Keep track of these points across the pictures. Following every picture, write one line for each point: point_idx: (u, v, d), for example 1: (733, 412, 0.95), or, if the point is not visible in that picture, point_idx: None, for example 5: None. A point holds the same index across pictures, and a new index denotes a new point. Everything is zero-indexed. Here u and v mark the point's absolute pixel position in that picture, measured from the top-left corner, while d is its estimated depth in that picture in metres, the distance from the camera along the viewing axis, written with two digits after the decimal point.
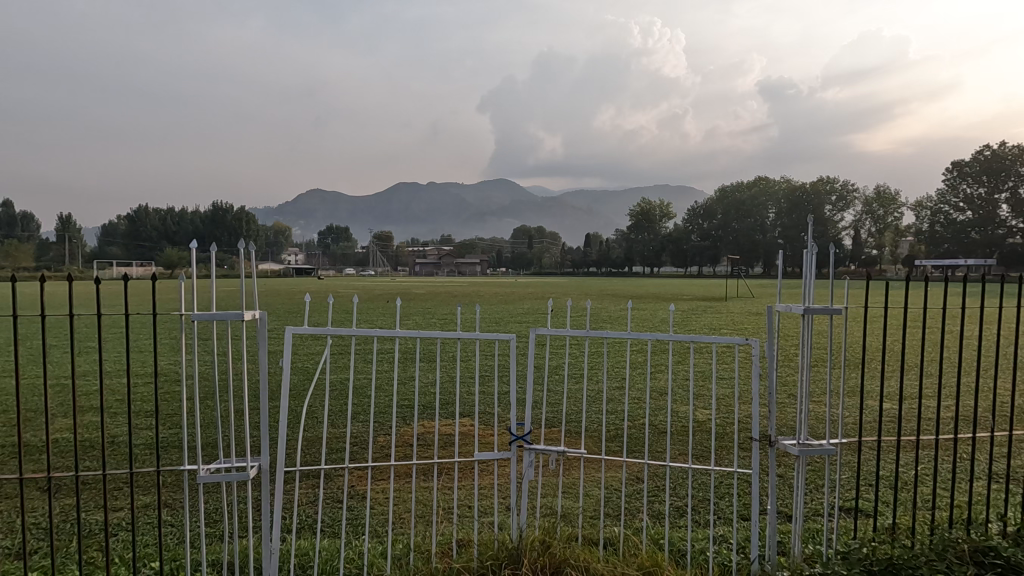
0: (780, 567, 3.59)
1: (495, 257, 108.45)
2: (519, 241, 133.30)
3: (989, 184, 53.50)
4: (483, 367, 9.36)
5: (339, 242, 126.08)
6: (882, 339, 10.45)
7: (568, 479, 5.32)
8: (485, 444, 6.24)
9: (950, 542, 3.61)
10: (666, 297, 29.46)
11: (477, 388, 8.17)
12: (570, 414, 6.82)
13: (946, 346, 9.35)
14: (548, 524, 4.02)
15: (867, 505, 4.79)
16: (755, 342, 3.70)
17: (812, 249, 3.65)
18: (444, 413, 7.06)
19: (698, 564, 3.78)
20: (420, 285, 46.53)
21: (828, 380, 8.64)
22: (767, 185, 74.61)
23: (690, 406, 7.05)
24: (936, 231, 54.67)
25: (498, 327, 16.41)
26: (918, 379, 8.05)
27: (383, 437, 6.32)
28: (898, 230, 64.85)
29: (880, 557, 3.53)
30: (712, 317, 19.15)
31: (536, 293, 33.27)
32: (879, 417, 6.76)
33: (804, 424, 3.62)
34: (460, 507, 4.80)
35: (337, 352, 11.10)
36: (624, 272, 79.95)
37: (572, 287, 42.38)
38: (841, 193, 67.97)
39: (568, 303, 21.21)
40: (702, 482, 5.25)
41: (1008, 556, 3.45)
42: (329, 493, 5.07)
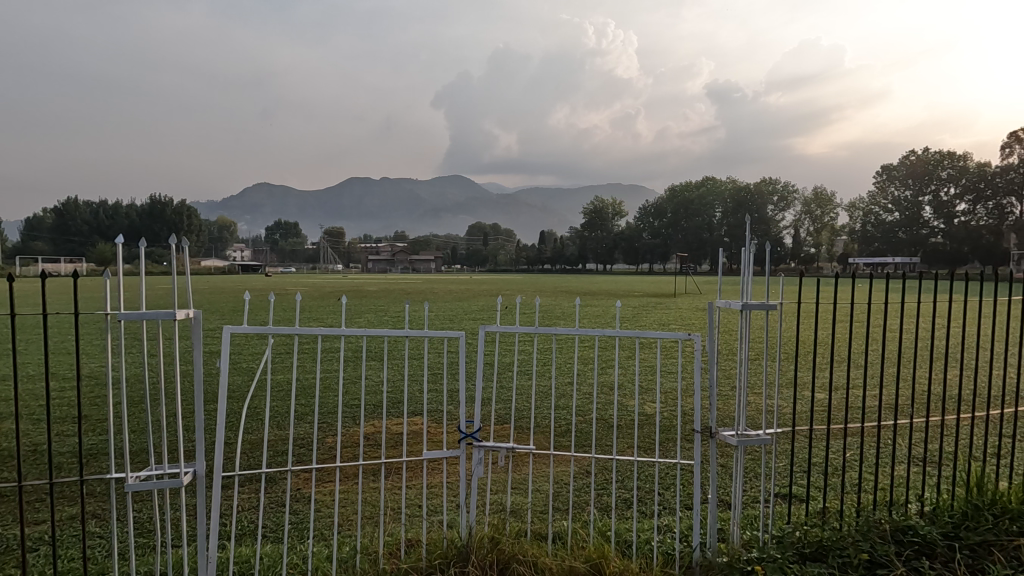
0: (720, 554, 3.72)
1: (449, 254, 107.85)
2: (474, 238, 132.91)
3: (914, 187, 57.47)
4: (432, 364, 9.27)
5: (287, 237, 122.25)
6: (815, 332, 11.05)
7: (518, 476, 5.37)
8: (434, 442, 6.16)
9: (873, 523, 3.84)
10: (616, 293, 30.21)
11: (427, 385, 8.09)
12: (520, 410, 6.85)
13: (872, 338, 9.94)
14: (497, 520, 4.02)
15: (799, 490, 5.05)
16: (697, 337, 3.79)
17: (750, 247, 3.77)
18: (393, 412, 6.95)
19: (644, 554, 3.87)
20: (371, 281, 45.69)
21: (765, 372, 9.05)
22: (715, 184, 77.46)
23: (637, 399, 7.22)
24: (868, 230, 58.63)
25: (450, 324, 16.38)
26: (846, 370, 8.52)
27: (329, 438, 6.18)
28: (834, 229, 68.60)
29: (811, 540, 3.73)
30: (659, 313, 19.77)
31: (490, 291, 33.20)
32: (811, 406, 7.13)
33: (743, 415, 3.75)
34: (408, 506, 4.74)
35: (280, 352, 10.77)
36: (577, 269, 81.37)
37: (525, 284, 42.75)
38: (782, 193, 71.34)
39: (519, 299, 21.39)
40: (648, 473, 5.40)
41: (923, 534, 3.70)
42: (271, 496, 4.91)
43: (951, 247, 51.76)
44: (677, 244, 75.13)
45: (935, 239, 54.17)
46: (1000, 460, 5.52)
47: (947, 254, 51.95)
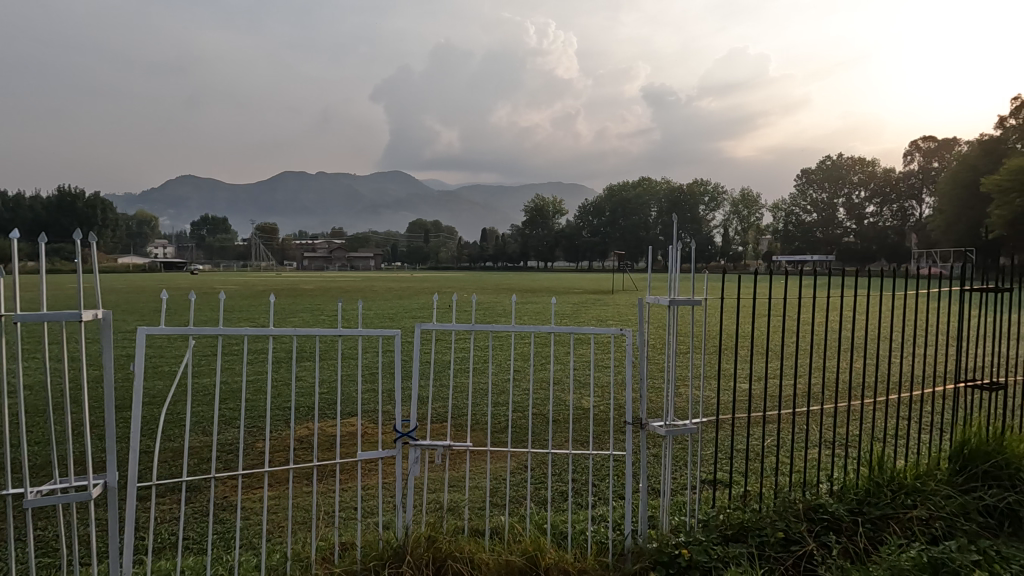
0: (650, 540, 3.85)
1: (389, 252, 105.93)
2: (414, 235, 131.11)
3: (830, 190, 61.87)
4: (366, 365, 9.06)
5: (215, 233, 116.00)
6: (739, 326, 11.65)
7: (455, 473, 5.36)
8: (369, 443, 6.04)
9: (790, 503, 4.09)
10: (555, 291, 30.63)
11: (362, 385, 7.90)
12: (456, 409, 6.82)
13: (790, 331, 10.57)
14: (434, 519, 4.00)
15: (722, 476, 5.33)
16: (629, 332, 3.93)
17: (677, 246, 3.92)
18: (326, 414, 6.75)
19: (578, 545, 3.95)
20: (306, 280, 44.09)
21: (693, 364, 9.45)
22: (650, 185, 80.64)
23: (573, 393, 7.38)
24: (790, 230, 62.43)
25: (388, 323, 16.07)
26: (767, 360, 9.03)
27: (257, 443, 5.93)
28: (759, 229, 72.76)
29: (734, 523, 3.94)
30: (598, 309, 20.24)
31: (429, 289, 32.81)
32: (735, 396, 7.50)
33: (671, 407, 3.91)
34: (343, 509, 4.64)
35: (204, 354, 10.21)
36: (519, 266, 81.93)
37: (467, 282, 42.81)
38: (713, 194, 76.38)
39: (459, 298, 21.25)
40: (582, 466, 5.53)
41: (831, 512, 3.99)
42: (194, 506, 4.66)
43: (862, 246, 55.83)
44: (616, 242, 77.26)
45: (847, 238, 58.42)
46: (900, 441, 6.03)
47: (858, 252, 55.75)
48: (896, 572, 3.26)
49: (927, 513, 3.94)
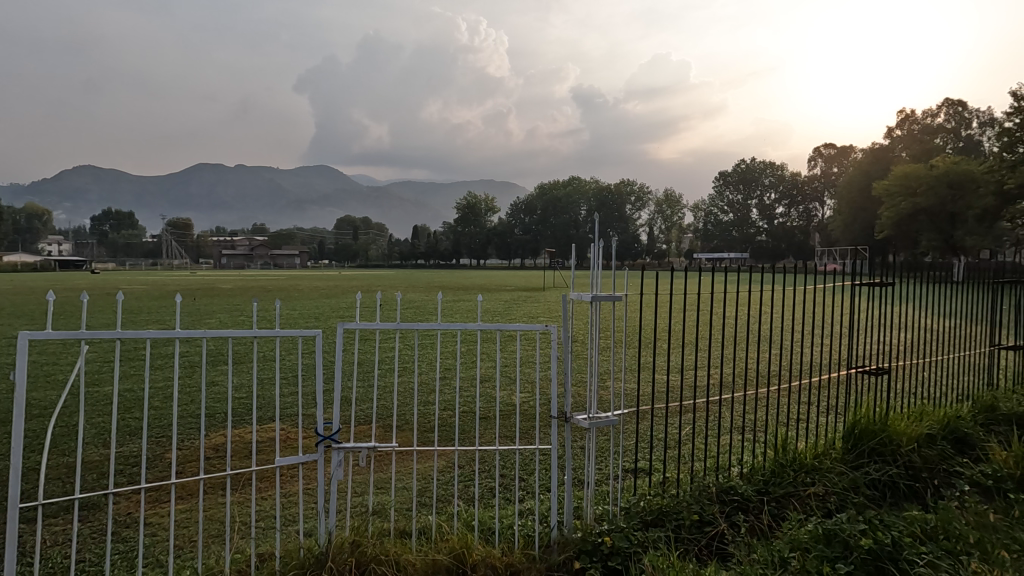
0: (575, 530, 3.94)
1: (317, 249, 102.15)
2: (342, 232, 127.16)
3: (744, 192, 66.19)
4: (287, 368, 8.68)
5: (119, 228, 106.90)
6: (661, 320, 12.20)
7: (381, 476, 5.26)
8: (289, 448, 5.80)
9: (704, 488, 4.32)
10: (486, 288, 30.71)
11: (282, 389, 7.56)
12: (382, 410, 6.69)
13: (707, 324, 11.18)
14: (359, 523, 3.91)
15: (643, 464, 5.55)
16: (553, 328, 3.99)
17: (598, 244, 4.02)
18: (241, 421, 6.39)
19: (506, 539, 3.98)
20: (224, 279, 41.49)
21: (617, 358, 9.79)
22: (579, 185, 82.98)
23: (501, 390, 7.45)
24: (709, 229, 65.96)
25: (313, 323, 15.49)
26: (685, 352, 9.49)
27: (165, 454, 5.54)
28: (681, 227, 76.44)
29: (653, 509, 4.11)
30: (529, 306, 20.49)
31: (354, 287, 31.93)
32: (655, 387, 7.84)
33: (594, 399, 4.02)
34: (262, 518, 4.45)
35: (102, 361, 9.37)
36: (451, 264, 81.35)
37: (397, 280, 42.02)
38: (639, 194, 80.00)
39: (388, 296, 20.81)
40: (510, 461, 5.59)
41: (741, 493, 4.27)
42: (91, 526, 4.27)
43: (772, 245, 59.84)
44: (546, 240, 78.60)
45: (760, 237, 62.50)
46: (803, 424, 6.52)
47: (769, 250, 59.71)
48: (795, 545, 3.54)
49: (824, 489, 4.30)
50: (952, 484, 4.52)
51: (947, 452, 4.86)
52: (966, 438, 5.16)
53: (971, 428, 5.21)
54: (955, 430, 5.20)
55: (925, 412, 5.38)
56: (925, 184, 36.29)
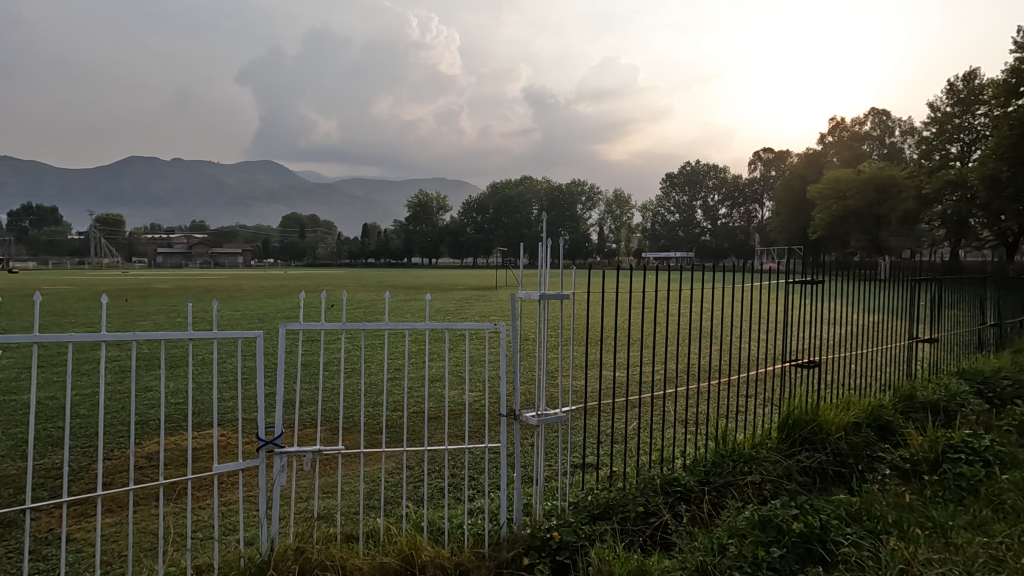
0: (524, 526, 3.96)
1: (262, 248, 98.53)
2: (288, 230, 123.11)
3: (689, 193, 68.66)
4: (227, 371, 8.33)
5: (41, 225, 99.49)
6: (611, 318, 12.50)
7: (326, 481, 5.13)
8: (228, 454, 5.56)
9: (649, 481, 4.44)
10: (438, 287, 30.58)
11: (221, 394, 7.25)
12: (329, 412, 6.57)
13: (655, 322, 11.53)
14: (303, 528, 3.80)
15: (592, 459, 5.67)
16: (502, 327, 3.99)
17: (546, 243, 4.07)
18: (176, 428, 6.10)
19: (455, 538, 3.97)
20: (159, 279, 39.33)
21: (568, 355, 9.96)
22: (532, 184, 83.67)
23: (452, 390, 7.41)
24: (657, 229, 67.84)
25: (257, 324, 14.95)
26: (633, 348, 9.75)
27: (92, 465, 5.22)
28: (630, 227, 78.27)
29: (600, 502, 4.18)
30: (481, 305, 20.49)
31: (299, 287, 31.02)
32: (605, 384, 8.01)
33: (542, 397, 4.05)
34: (200, 529, 4.25)
35: (18, 367, 8.70)
36: (402, 263, 80.15)
37: (348, 279, 41.09)
38: (589, 194, 81.43)
39: (336, 296, 20.33)
40: (460, 461, 5.59)
41: (684, 484, 4.41)
42: (5, 546, 3.96)
43: (716, 244, 62.17)
44: (499, 238, 78.81)
45: (704, 237, 64.79)
46: (741, 416, 6.83)
47: (713, 249, 61.98)
48: (733, 532, 3.69)
49: (761, 478, 4.51)
50: (875, 468, 4.85)
51: (871, 438, 5.20)
52: (888, 425, 5.53)
53: (892, 416, 5.59)
54: (878, 418, 5.56)
55: (852, 402, 5.72)
56: (854, 187, 38.58)
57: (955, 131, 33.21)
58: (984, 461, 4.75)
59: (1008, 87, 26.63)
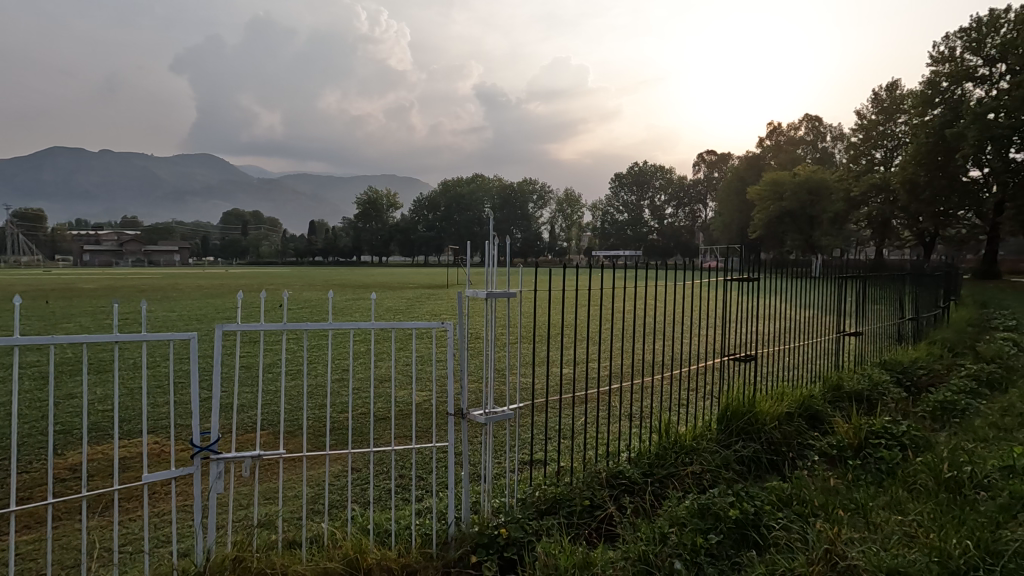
0: (472, 524, 3.96)
1: (201, 246, 93.98)
2: (229, 226, 117.94)
3: (637, 193, 70.65)
4: (159, 376, 7.91)
5: None
6: (561, 316, 12.72)
7: (268, 486, 4.97)
8: (161, 462, 5.31)
9: (595, 475, 4.53)
10: (388, 286, 30.11)
11: (154, 400, 6.87)
12: (271, 415, 6.37)
13: (602, 321, 11.83)
14: (243, 537, 3.67)
15: (539, 455, 5.75)
16: (449, 326, 3.94)
17: (492, 241, 4.08)
18: (105, 437, 5.74)
19: (403, 539, 3.92)
20: (86, 280, 36.76)
21: (519, 353, 10.07)
22: (483, 183, 83.70)
23: (399, 390, 7.33)
24: (606, 228, 69.17)
25: (194, 326, 14.24)
26: (581, 346, 9.94)
27: (6, 479, 4.83)
28: (581, 226, 79.46)
29: (548, 498, 4.23)
30: (431, 304, 20.30)
31: (238, 286, 29.63)
32: (555, 381, 8.15)
33: (490, 395, 4.06)
34: (129, 543, 4.03)
35: None
36: (352, 261, 78.25)
37: (294, 278, 39.80)
38: (540, 193, 82.17)
39: (280, 296, 19.68)
40: (409, 461, 5.55)
41: (628, 477, 4.53)
42: None
43: (662, 243, 63.97)
44: (451, 236, 78.24)
45: (651, 236, 66.56)
46: (684, 409, 7.08)
47: (660, 248, 63.76)
48: (674, 521, 3.81)
49: (700, 468, 4.68)
50: (805, 455, 5.13)
51: (801, 427, 5.50)
52: (818, 415, 5.87)
53: (822, 406, 5.93)
54: (809, 408, 5.89)
55: (787, 393, 6.03)
56: (790, 189, 40.61)
57: (879, 138, 35.69)
58: (901, 445, 5.11)
59: (925, 97, 28.83)
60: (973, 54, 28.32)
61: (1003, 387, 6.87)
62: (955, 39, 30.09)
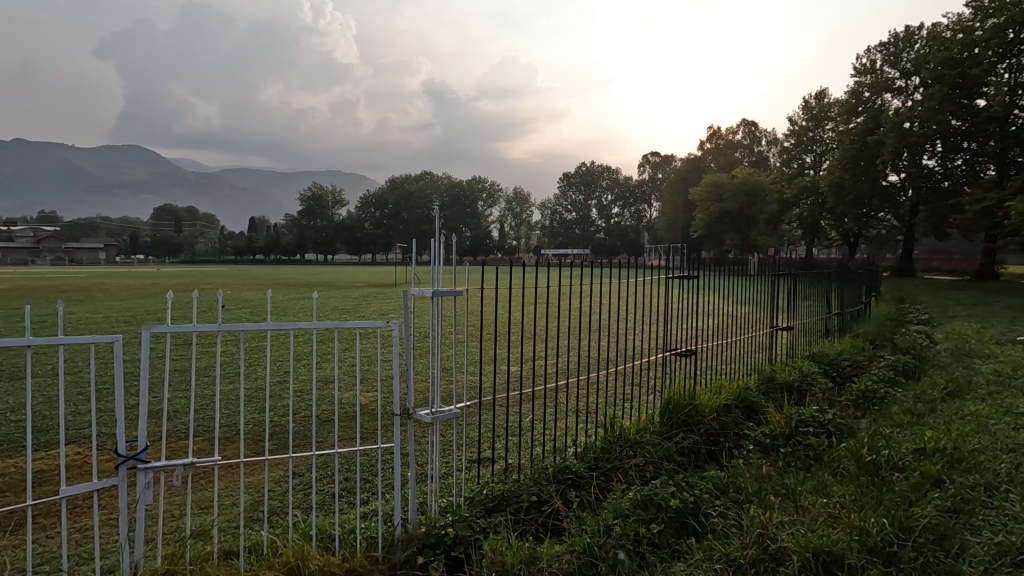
0: (419, 525, 3.92)
1: (130, 244, 88.30)
2: (160, 223, 111.38)
3: (585, 193, 71.86)
4: (79, 382, 7.38)
5: None
6: (508, 314, 12.77)
7: (201, 495, 4.74)
8: (82, 474, 4.97)
9: (542, 471, 4.58)
10: (332, 285, 29.29)
11: (74, 408, 6.41)
12: (205, 421, 6.08)
13: (549, 319, 11.96)
14: (173, 550, 3.48)
15: (487, 453, 5.76)
16: (396, 326, 3.86)
17: (439, 238, 4.02)
18: (17, 449, 5.31)
19: (347, 543, 3.82)
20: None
21: (467, 352, 10.03)
22: (432, 180, 82.86)
23: (343, 391, 7.16)
24: (555, 226, 69.95)
25: (121, 328, 13.38)
26: (529, 344, 10.01)
27: None
28: (530, 224, 80.04)
29: (495, 495, 4.24)
30: (378, 303, 19.93)
31: (169, 286, 28.00)
32: (503, 379, 8.19)
33: (436, 394, 4.02)
34: (45, 561, 3.75)
35: None
36: (295, 259, 75.64)
37: (231, 278, 37.95)
38: (490, 192, 82.14)
39: (216, 297, 18.75)
40: (353, 464, 5.43)
41: (575, 472, 4.60)
42: None
43: (609, 241, 65.34)
44: (399, 235, 76.98)
45: (598, 235, 67.87)
46: (627, 404, 7.26)
47: (607, 247, 65.10)
48: (618, 512, 3.89)
49: (644, 460, 4.81)
50: (741, 445, 5.37)
51: (738, 418, 5.75)
52: (753, 406, 6.15)
53: (756, 397, 6.22)
54: (745, 400, 6.16)
55: (724, 386, 6.28)
56: (729, 191, 42.40)
57: (809, 143, 37.78)
58: (827, 432, 5.43)
59: (850, 106, 30.78)
60: (892, 67, 30.56)
61: (916, 375, 7.45)
62: (875, 52, 32.31)
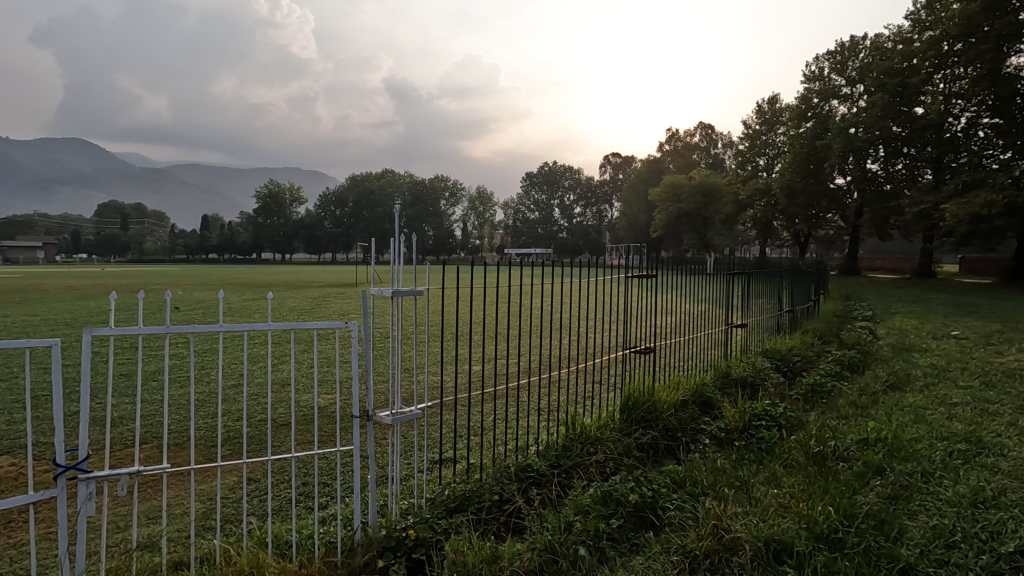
0: (379, 528, 3.85)
1: (72, 242, 83.81)
2: (105, 220, 106.07)
3: (547, 192, 72.32)
4: (14, 389, 6.96)
5: None
6: (470, 313, 12.74)
7: (149, 505, 4.54)
8: (18, 486, 4.69)
9: (504, 470, 4.59)
10: (291, 284, 28.56)
11: (8, 416, 6.04)
12: (154, 427, 5.85)
13: (511, 318, 11.99)
14: (118, 563, 3.32)
15: (449, 453, 5.74)
16: (355, 326, 3.79)
17: (399, 237, 3.96)
18: None
19: (305, 549, 3.74)
20: None
21: (428, 352, 9.95)
22: (394, 178, 81.86)
23: (302, 394, 6.99)
24: (518, 226, 70.19)
25: (64, 330, 12.71)
26: (491, 343, 10.00)
27: None
28: (493, 223, 80.04)
29: (457, 495, 4.22)
30: (338, 303, 19.58)
31: (116, 286, 26.74)
32: (465, 379, 8.16)
33: (397, 395, 3.97)
34: None
35: None
36: (251, 258, 73.36)
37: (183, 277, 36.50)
38: (453, 191, 81.74)
39: (166, 297, 18.01)
40: (312, 468, 5.31)
41: (536, 469, 4.63)
42: None
43: (572, 241, 66.01)
44: (360, 233, 75.68)
45: (561, 234, 68.46)
46: (588, 401, 7.35)
47: (569, 246, 65.74)
48: (579, 508, 3.93)
49: (604, 457, 4.89)
50: (697, 439, 5.52)
51: (694, 413, 5.90)
52: (710, 401, 6.33)
53: (712, 393, 6.40)
54: (702, 395, 6.32)
55: (682, 382, 6.44)
56: (687, 192, 43.48)
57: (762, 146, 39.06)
58: (779, 425, 5.64)
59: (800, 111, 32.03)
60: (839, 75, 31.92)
61: (860, 369, 7.82)
62: (824, 60, 33.71)
